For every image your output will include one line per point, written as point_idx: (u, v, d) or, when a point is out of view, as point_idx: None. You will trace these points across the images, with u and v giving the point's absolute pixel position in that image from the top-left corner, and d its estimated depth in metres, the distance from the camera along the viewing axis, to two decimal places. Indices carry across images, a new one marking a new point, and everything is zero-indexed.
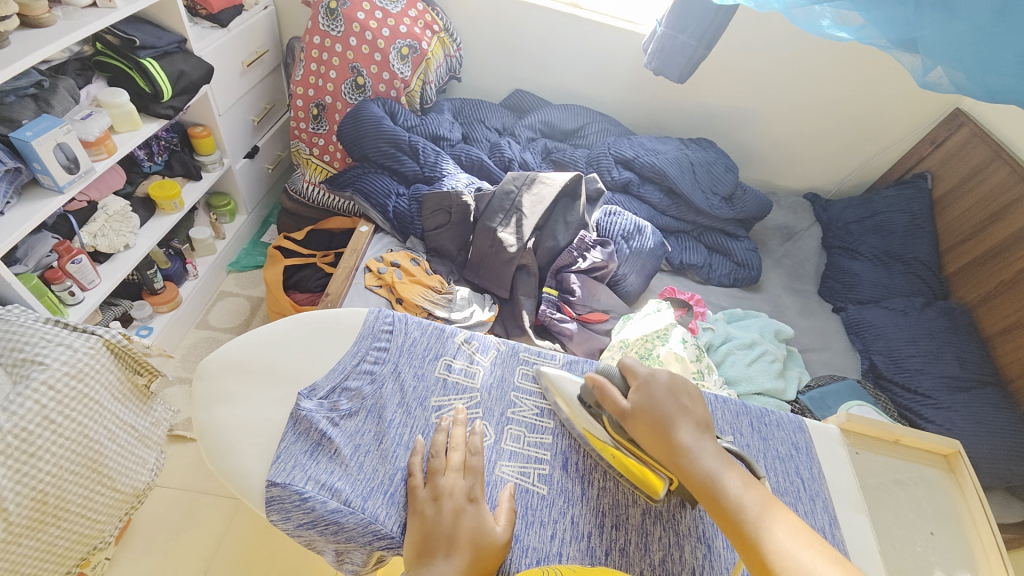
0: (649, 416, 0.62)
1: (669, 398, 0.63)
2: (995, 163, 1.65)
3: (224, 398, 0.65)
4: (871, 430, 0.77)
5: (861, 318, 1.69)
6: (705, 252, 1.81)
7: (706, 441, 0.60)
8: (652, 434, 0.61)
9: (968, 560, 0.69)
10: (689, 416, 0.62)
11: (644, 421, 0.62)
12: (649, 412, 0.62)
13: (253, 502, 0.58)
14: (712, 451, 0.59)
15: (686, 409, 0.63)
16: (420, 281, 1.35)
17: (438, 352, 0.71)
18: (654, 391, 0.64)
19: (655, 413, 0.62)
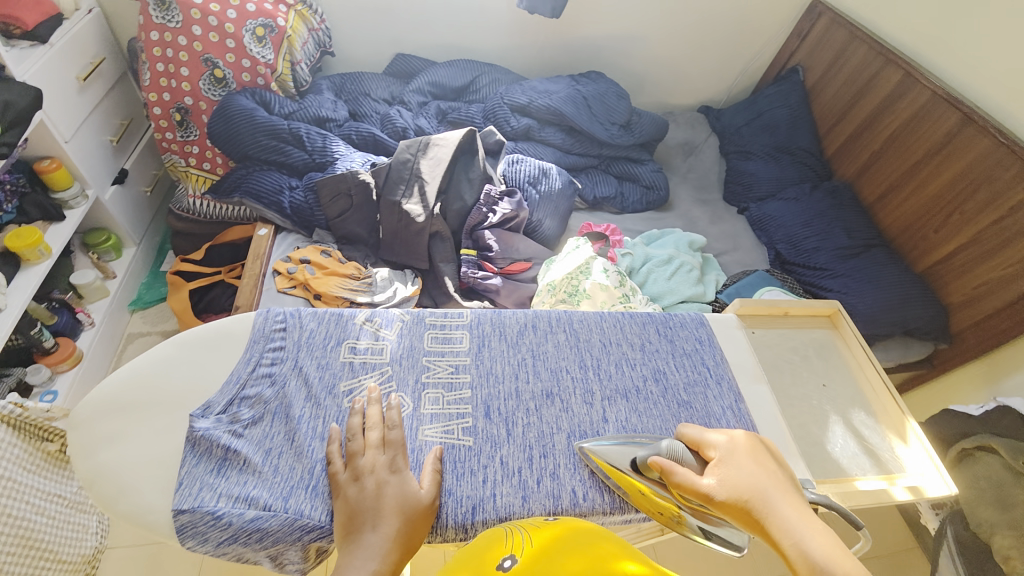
0: (724, 497, 0.54)
1: (756, 470, 0.56)
2: (853, 44, 1.78)
3: (110, 440, 0.61)
4: (762, 308, 0.85)
5: (762, 213, 1.82)
6: (615, 182, 1.86)
7: (811, 521, 0.51)
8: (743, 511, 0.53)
9: (856, 398, 0.79)
10: (779, 487, 0.54)
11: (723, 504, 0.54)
12: (733, 491, 0.54)
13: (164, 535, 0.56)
14: (815, 530, 0.50)
15: (777, 482, 0.55)
16: (335, 272, 1.30)
17: (340, 338, 0.70)
18: (733, 463, 0.57)
19: (741, 497, 0.54)
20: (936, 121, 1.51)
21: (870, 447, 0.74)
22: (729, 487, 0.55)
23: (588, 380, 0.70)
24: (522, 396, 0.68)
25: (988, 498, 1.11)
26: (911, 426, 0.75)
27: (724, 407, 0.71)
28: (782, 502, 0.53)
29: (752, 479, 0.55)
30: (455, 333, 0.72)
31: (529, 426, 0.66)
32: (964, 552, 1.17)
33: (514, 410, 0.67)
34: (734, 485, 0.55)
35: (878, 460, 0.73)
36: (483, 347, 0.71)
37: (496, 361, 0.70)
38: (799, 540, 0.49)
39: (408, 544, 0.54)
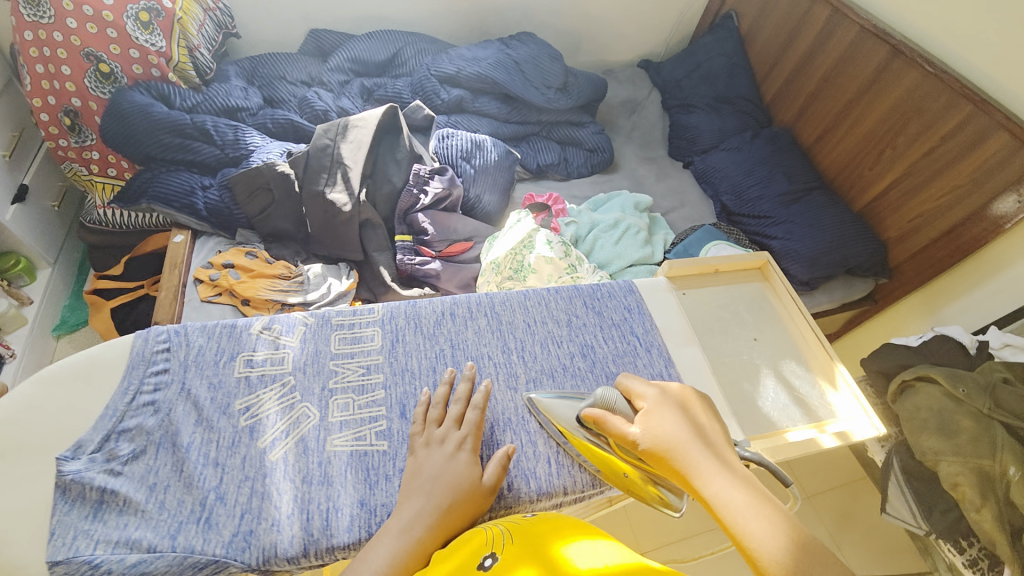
0: (651, 446, 0.54)
1: (676, 423, 0.56)
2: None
3: None
4: (691, 269, 0.83)
5: (706, 166, 1.81)
6: (557, 148, 1.81)
7: (720, 470, 0.51)
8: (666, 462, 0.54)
9: (786, 348, 0.80)
10: (697, 435, 0.55)
11: (650, 452, 0.54)
12: (656, 443, 0.54)
13: None
14: (726, 477, 0.51)
15: (694, 435, 0.55)
16: (263, 274, 1.21)
17: (234, 352, 0.65)
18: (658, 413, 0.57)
19: (664, 445, 0.54)
20: (866, 57, 1.51)
21: (799, 396, 0.75)
22: (650, 438, 0.55)
23: (512, 364, 0.67)
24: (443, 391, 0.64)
25: (931, 426, 1.11)
26: (840, 371, 0.76)
27: (654, 374, 0.69)
28: (701, 457, 0.52)
29: (672, 429, 0.55)
30: (366, 332, 0.67)
31: None
32: (911, 481, 1.18)
33: None
34: (658, 436, 0.55)
35: (808, 409, 0.74)
36: (397, 344, 0.67)
37: (412, 356, 0.66)
38: (711, 487, 0.50)
39: (452, 523, 0.52)
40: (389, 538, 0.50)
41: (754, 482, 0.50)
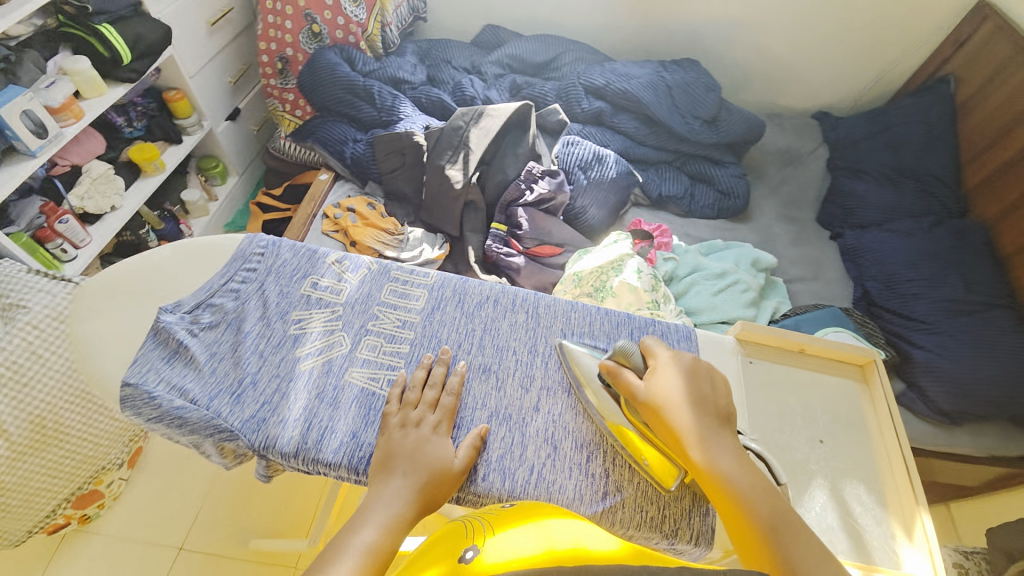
0: (665, 405, 0.57)
1: (689, 388, 0.58)
2: (1016, 60, 1.46)
3: (95, 314, 0.64)
4: (771, 339, 0.73)
5: (858, 243, 1.55)
6: (686, 182, 1.71)
7: (722, 438, 0.55)
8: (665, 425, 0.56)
9: (859, 466, 0.67)
10: (701, 403, 0.57)
11: (656, 410, 0.57)
12: (660, 401, 0.57)
13: (111, 399, 0.59)
14: (725, 447, 0.54)
15: (705, 404, 0.57)
16: (374, 224, 1.37)
17: (308, 271, 0.70)
18: (665, 375, 0.59)
19: (666, 404, 0.57)
20: None
21: (853, 525, 0.63)
22: (655, 396, 0.58)
23: (533, 367, 0.66)
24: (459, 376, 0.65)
25: None
26: (920, 518, 0.63)
27: None
28: (707, 430, 0.55)
29: (680, 395, 0.57)
30: (414, 291, 0.70)
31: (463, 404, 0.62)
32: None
33: None
34: (672, 397, 0.57)
35: (860, 544, 0.62)
36: (436, 310, 0.69)
37: (445, 326, 0.68)
38: (712, 456, 0.53)
39: (429, 502, 0.53)
40: (380, 510, 0.50)
41: (749, 459, 0.54)
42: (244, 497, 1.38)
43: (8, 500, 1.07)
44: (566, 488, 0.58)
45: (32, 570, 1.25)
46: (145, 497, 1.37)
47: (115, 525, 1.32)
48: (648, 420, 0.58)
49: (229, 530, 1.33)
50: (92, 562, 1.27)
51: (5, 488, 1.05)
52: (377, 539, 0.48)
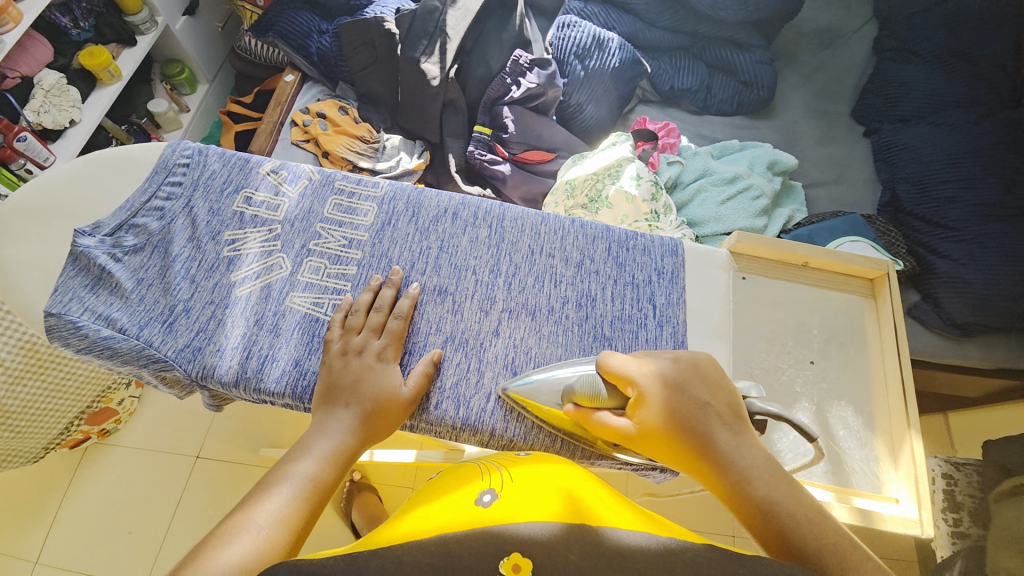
0: (657, 428, 0.48)
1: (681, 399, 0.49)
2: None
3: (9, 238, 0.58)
4: (768, 252, 0.64)
5: (893, 139, 1.37)
6: (703, 72, 1.48)
7: (738, 440, 0.46)
8: (669, 455, 0.48)
9: (850, 388, 0.62)
10: (706, 413, 0.48)
11: (650, 443, 0.49)
12: (656, 437, 0.48)
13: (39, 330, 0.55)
14: (742, 450, 0.46)
15: (709, 407, 0.48)
16: (346, 131, 1.24)
17: (240, 185, 0.61)
18: (654, 400, 0.49)
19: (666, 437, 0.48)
20: None
21: (835, 450, 0.60)
22: (649, 431, 0.49)
23: (495, 287, 0.59)
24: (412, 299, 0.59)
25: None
26: (909, 444, 0.58)
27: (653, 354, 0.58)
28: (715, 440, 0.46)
29: (678, 406, 0.48)
30: (361, 205, 0.62)
31: (414, 330, 0.57)
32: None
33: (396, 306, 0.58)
34: (672, 407, 0.48)
35: (840, 469, 0.59)
36: (386, 227, 0.61)
37: (396, 244, 0.60)
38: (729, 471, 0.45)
39: (377, 431, 0.50)
40: (323, 440, 0.47)
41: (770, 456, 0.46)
42: (251, 412, 1.44)
43: (17, 421, 1.14)
44: (525, 415, 0.56)
45: (61, 477, 1.36)
46: (155, 414, 1.44)
47: (134, 438, 1.41)
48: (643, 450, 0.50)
49: (241, 440, 1.41)
50: (119, 468, 1.38)
51: (12, 409, 1.11)
52: (319, 471, 0.45)
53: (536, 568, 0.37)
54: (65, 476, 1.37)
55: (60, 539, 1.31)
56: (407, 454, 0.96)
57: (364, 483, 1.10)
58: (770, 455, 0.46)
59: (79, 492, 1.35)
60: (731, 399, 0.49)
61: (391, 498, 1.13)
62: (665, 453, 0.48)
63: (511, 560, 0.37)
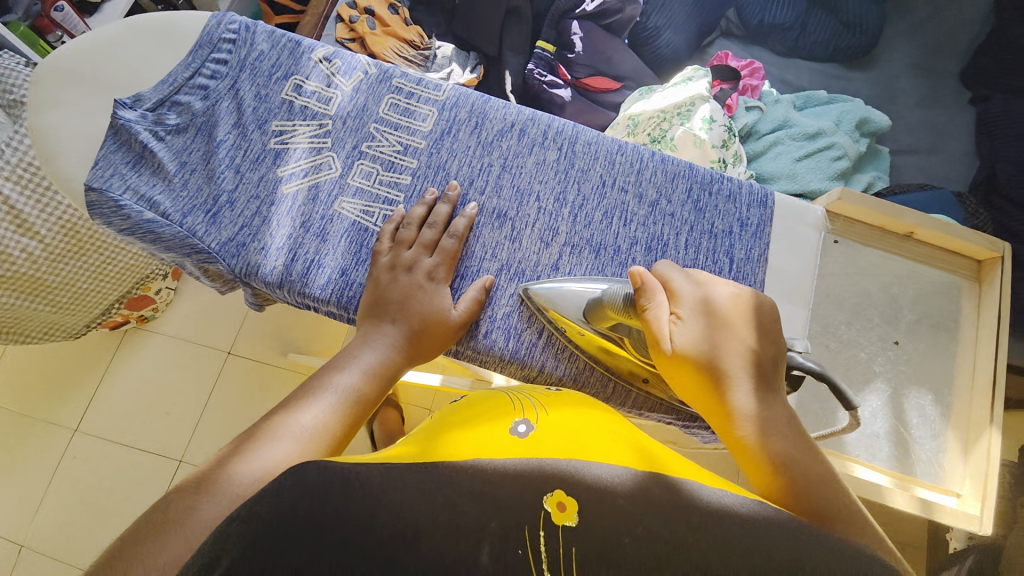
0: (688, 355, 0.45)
1: (724, 334, 0.45)
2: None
3: (49, 102, 0.54)
4: (872, 216, 0.57)
5: (1004, 111, 1.19)
6: (801, 6, 1.29)
7: (766, 393, 0.43)
8: (686, 381, 0.45)
9: (936, 377, 0.58)
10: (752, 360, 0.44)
11: (681, 364, 0.45)
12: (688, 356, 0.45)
13: (79, 206, 0.52)
14: (770, 407, 0.42)
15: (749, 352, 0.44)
16: (396, 34, 1.13)
17: (289, 70, 0.55)
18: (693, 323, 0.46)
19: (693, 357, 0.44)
20: None
21: (903, 436, 0.57)
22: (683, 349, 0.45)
23: (558, 218, 0.54)
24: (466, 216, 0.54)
25: None
26: (987, 438, 0.55)
27: None
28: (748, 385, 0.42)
29: (717, 342, 0.45)
30: (420, 108, 0.55)
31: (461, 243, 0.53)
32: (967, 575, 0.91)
33: None
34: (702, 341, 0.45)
35: (904, 454, 0.56)
36: (445, 136, 0.55)
37: (455, 157, 0.55)
38: (753, 424, 0.41)
39: (421, 352, 0.47)
40: (368, 354, 0.45)
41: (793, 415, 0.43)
42: (279, 318, 1.46)
43: (59, 295, 1.15)
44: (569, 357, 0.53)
45: (102, 356, 1.43)
46: (190, 308, 1.48)
47: (170, 328, 1.47)
48: (669, 372, 0.46)
49: (270, 342, 1.45)
50: (155, 355, 1.44)
51: (52, 284, 1.12)
52: (361, 385, 0.43)
53: (582, 508, 0.33)
54: (105, 357, 1.43)
55: (100, 413, 1.39)
56: (432, 379, 0.96)
57: (390, 401, 1.13)
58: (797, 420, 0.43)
59: (117, 372, 1.42)
60: (776, 352, 0.45)
61: (414, 418, 1.16)
62: (694, 382, 0.44)
63: (556, 497, 0.34)
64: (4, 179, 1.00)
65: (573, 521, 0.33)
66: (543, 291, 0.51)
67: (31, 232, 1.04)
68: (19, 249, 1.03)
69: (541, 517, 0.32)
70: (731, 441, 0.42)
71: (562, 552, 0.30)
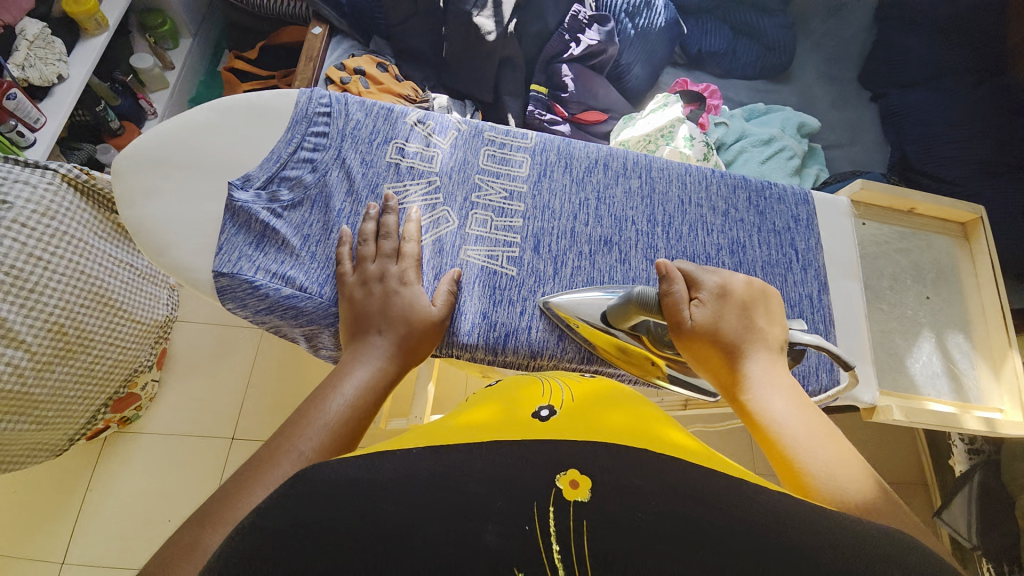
0: (707, 337, 0.49)
1: (740, 319, 0.50)
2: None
3: (150, 193, 0.56)
4: (886, 199, 0.72)
5: (901, 104, 1.44)
6: (728, 35, 1.49)
7: (779, 376, 0.47)
8: (706, 358, 0.49)
9: (959, 317, 0.71)
10: (756, 341, 0.49)
11: (701, 343, 0.49)
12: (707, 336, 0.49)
13: (204, 293, 0.54)
14: (783, 390, 0.46)
15: (762, 337, 0.50)
16: (391, 89, 1.16)
17: (388, 135, 0.60)
18: (711, 309, 0.50)
19: (713, 338, 0.49)
20: None
21: (955, 371, 0.68)
22: (703, 330, 0.49)
23: (654, 236, 0.61)
24: (580, 244, 0.59)
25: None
26: (1010, 362, 0.69)
27: (803, 295, 0.62)
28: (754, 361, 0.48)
29: (729, 324, 0.49)
30: (514, 155, 0.62)
31: (580, 269, 0.59)
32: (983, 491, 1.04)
33: (567, 250, 0.59)
34: (717, 326, 0.49)
35: (959, 386, 0.68)
36: (542, 177, 0.62)
37: (555, 195, 0.61)
38: (768, 403, 0.45)
39: (412, 356, 0.49)
40: (361, 369, 0.46)
41: (804, 396, 0.47)
42: (284, 389, 1.35)
43: (45, 410, 0.99)
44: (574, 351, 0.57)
45: (82, 474, 1.25)
46: (181, 398, 1.33)
47: (161, 423, 1.31)
48: (690, 351, 0.50)
49: (278, 419, 1.32)
50: (146, 458, 1.28)
51: (40, 399, 0.96)
52: (355, 399, 0.44)
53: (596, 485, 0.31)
54: (86, 472, 1.25)
55: (88, 536, 1.21)
56: None
57: None
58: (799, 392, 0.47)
59: (105, 486, 1.25)
60: (782, 336, 0.51)
61: None
62: (717, 362, 0.49)
63: (568, 476, 0.31)
64: None
65: (585, 498, 0.30)
66: (563, 301, 0.55)
67: (16, 342, 0.88)
68: (3, 364, 0.87)
69: (552, 493, 0.30)
70: (748, 415, 0.46)
71: (573, 529, 0.29)
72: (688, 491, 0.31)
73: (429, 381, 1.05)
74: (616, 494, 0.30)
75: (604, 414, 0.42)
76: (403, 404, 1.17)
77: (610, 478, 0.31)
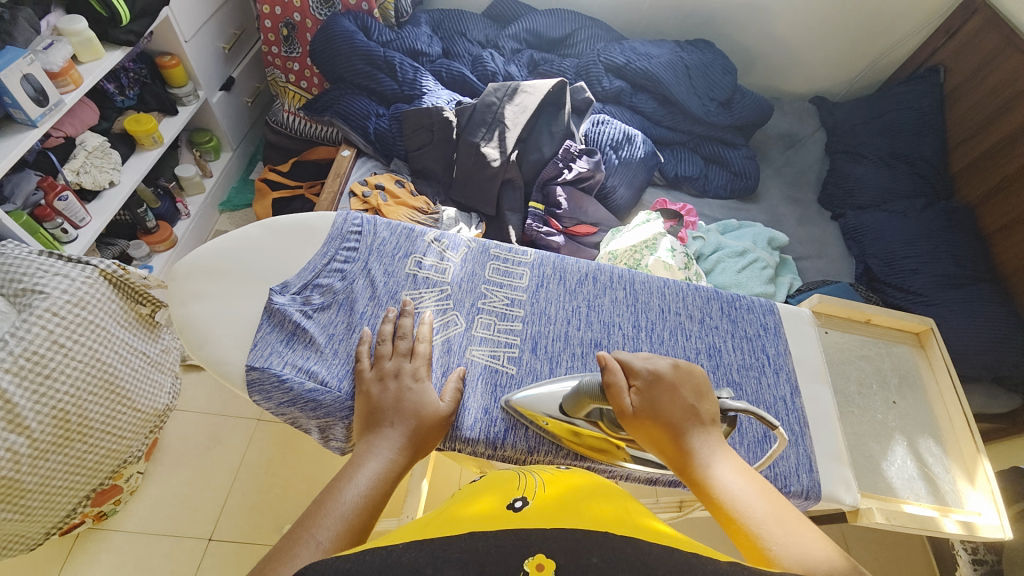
0: (649, 418, 0.54)
1: (670, 395, 0.55)
2: (1007, 51, 1.48)
3: (198, 295, 0.66)
4: (843, 311, 0.82)
5: (858, 223, 1.57)
6: (701, 163, 1.70)
7: (720, 447, 0.53)
8: (654, 437, 0.54)
9: (925, 420, 0.78)
10: (694, 418, 0.54)
11: (646, 423, 0.54)
12: (649, 417, 0.54)
13: (233, 385, 0.61)
14: (724, 461, 0.52)
15: (695, 414, 0.55)
16: (406, 203, 1.32)
17: (408, 251, 0.71)
18: (651, 389, 0.55)
19: (654, 417, 0.54)
20: None
21: (930, 474, 0.73)
22: (644, 411, 0.54)
23: (640, 340, 0.69)
24: (572, 349, 0.67)
25: None
26: (980, 465, 0.74)
27: (777, 397, 0.68)
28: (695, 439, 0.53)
29: (667, 404, 0.54)
30: (516, 269, 0.72)
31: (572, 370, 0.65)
32: None
33: (560, 354, 0.66)
34: (657, 407, 0.54)
35: (936, 489, 0.72)
36: (540, 288, 0.71)
37: (552, 303, 0.70)
38: (713, 474, 0.51)
39: (420, 448, 0.53)
40: (373, 461, 0.50)
41: (747, 465, 0.52)
42: (271, 485, 1.31)
43: (29, 500, 0.97)
44: (551, 441, 0.62)
45: (45, 574, 1.16)
46: (165, 491, 1.29)
47: (136, 522, 1.24)
48: (638, 433, 0.55)
49: (262, 518, 1.27)
50: (115, 559, 1.20)
51: (28, 487, 0.95)
52: (369, 489, 0.47)
53: (560, 569, 0.34)
54: (50, 572, 1.17)
55: None
56: None
57: None
58: (744, 466, 0.52)
59: None
60: (715, 411, 0.56)
61: None
62: (658, 437, 0.54)
63: (535, 559, 0.35)
64: (3, 371, 0.89)
65: None
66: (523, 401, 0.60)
67: (21, 428, 0.90)
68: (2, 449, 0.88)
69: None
70: (703, 494, 0.51)
71: None
72: (639, 570, 0.35)
73: (423, 478, 1.03)
74: (580, 573, 0.34)
75: (573, 505, 0.45)
76: (394, 504, 1.15)
77: (575, 563, 0.35)
